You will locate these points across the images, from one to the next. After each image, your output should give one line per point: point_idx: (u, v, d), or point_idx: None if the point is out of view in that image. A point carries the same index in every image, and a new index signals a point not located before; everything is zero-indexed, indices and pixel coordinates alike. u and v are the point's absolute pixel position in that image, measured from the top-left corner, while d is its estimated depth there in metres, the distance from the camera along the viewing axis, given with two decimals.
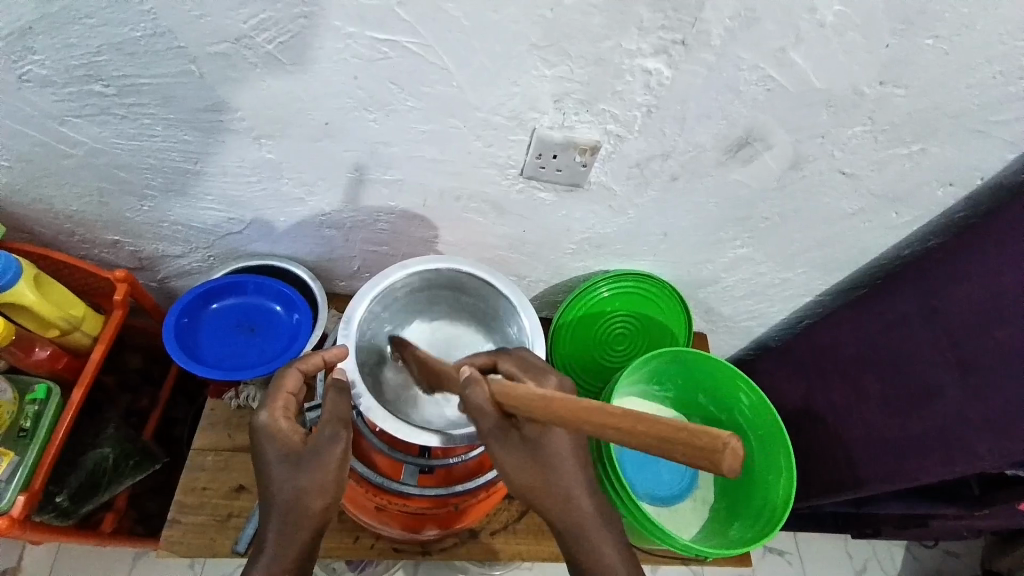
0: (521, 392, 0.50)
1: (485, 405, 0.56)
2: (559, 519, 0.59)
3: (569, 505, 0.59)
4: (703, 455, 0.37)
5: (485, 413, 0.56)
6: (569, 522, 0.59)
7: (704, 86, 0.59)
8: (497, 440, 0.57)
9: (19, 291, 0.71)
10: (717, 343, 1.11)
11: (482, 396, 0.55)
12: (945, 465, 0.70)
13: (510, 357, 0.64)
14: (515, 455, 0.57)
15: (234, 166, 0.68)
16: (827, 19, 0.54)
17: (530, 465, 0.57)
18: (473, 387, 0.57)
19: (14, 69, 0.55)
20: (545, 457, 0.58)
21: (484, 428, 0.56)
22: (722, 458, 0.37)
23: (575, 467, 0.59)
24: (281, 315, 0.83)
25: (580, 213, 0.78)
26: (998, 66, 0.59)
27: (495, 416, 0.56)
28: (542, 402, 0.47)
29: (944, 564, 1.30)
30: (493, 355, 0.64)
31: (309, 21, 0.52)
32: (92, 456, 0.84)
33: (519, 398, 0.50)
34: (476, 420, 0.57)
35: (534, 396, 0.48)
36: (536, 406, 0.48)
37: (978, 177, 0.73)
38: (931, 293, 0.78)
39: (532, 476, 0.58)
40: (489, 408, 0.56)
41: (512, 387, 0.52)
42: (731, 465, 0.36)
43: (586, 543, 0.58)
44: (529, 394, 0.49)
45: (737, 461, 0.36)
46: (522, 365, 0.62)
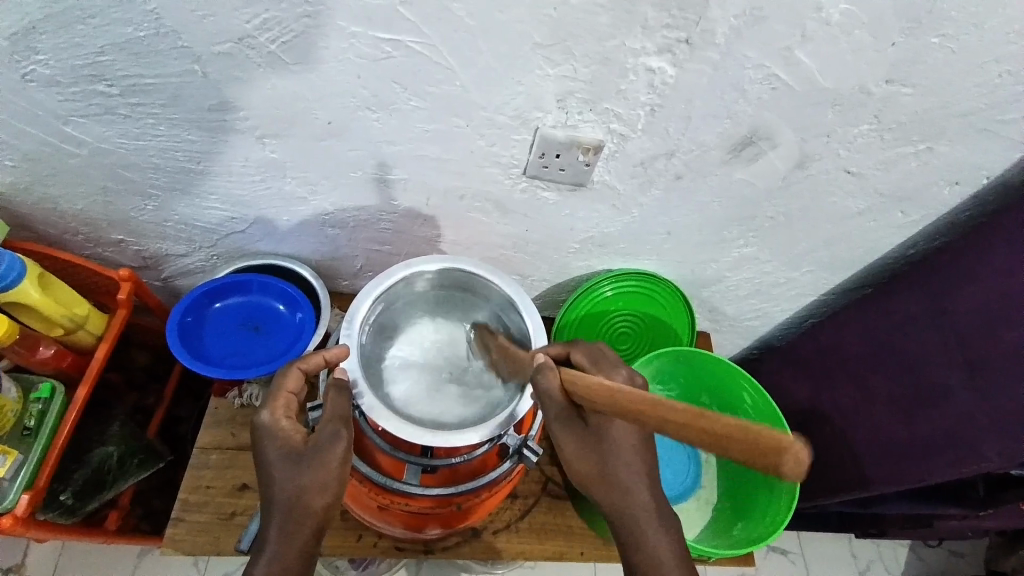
0: (584, 380, 0.51)
1: (552, 390, 0.57)
2: (613, 510, 0.59)
3: (626, 498, 0.59)
4: (761, 455, 0.33)
5: (552, 398, 0.57)
6: (624, 515, 0.59)
7: (709, 85, 0.59)
8: (560, 423, 0.58)
9: (24, 289, 0.71)
10: (721, 342, 1.11)
11: (549, 382, 0.57)
12: (953, 467, 0.70)
13: (583, 348, 0.64)
14: (576, 441, 0.59)
15: (238, 166, 0.68)
16: (834, 17, 0.53)
17: (589, 454, 0.59)
18: (545, 374, 0.58)
19: (19, 68, 0.55)
20: (605, 448, 0.59)
21: (551, 413, 0.58)
22: (781, 462, 0.32)
23: (635, 460, 0.59)
24: (285, 314, 0.83)
25: (584, 212, 0.77)
26: (1005, 66, 0.59)
27: (561, 402, 0.58)
28: (603, 390, 0.47)
29: (949, 564, 1.30)
30: (566, 346, 0.65)
31: (313, 20, 0.52)
32: (98, 453, 0.85)
33: (583, 385, 0.51)
34: (543, 404, 0.58)
35: (598, 386, 0.48)
36: (597, 395, 0.48)
37: (985, 176, 0.73)
38: (937, 293, 0.78)
39: (590, 464, 0.59)
40: (556, 394, 0.57)
41: (577, 374, 0.53)
42: (792, 471, 0.32)
43: (636, 538, 0.58)
44: (591, 382, 0.50)
45: (797, 464, 0.32)
46: (594, 357, 0.63)
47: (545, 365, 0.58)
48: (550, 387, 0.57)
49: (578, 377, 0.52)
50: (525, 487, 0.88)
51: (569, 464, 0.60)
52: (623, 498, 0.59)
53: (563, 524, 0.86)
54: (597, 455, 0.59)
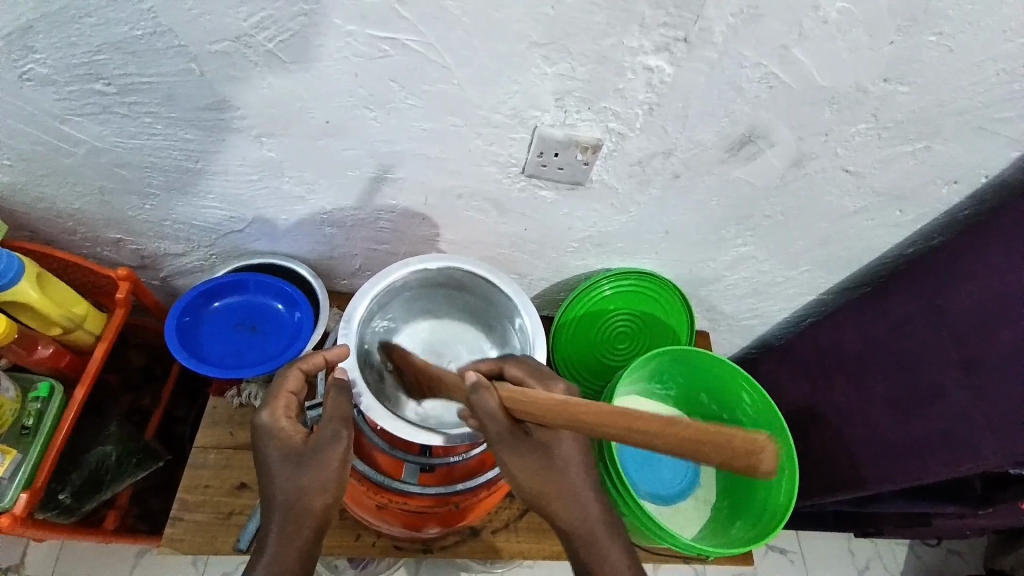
0: (532, 399, 0.50)
1: (494, 410, 0.55)
2: (568, 521, 0.59)
3: (576, 508, 0.59)
4: (740, 457, 0.37)
5: (494, 419, 0.55)
6: (577, 525, 0.59)
7: (706, 83, 0.59)
8: (507, 445, 0.57)
9: (21, 289, 0.71)
10: (719, 341, 1.11)
11: (490, 402, 0.55)
12: (948, 465, 0.70)
13: (516, 363, 0.65)
14: (525, 460, 0.58)
15: (236, 165, 0.69)
16: (831, 16, 0.53)
17: (539, 469, 0.58)
18: (482, 393, 0.56)
19: (15, 67, 0.55)
20: (553, 461, 0.59)
21: (494, 433, 0.56)
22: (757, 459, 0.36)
23: (581, 469, 0.60)
24: (283, 313, 0.83)
25: (582, 211, 0.77)
26: (1002, 65, 0.59)
27: (505, 422, 0.56)
28: (559, 407, 0.47)
29: (948, 563, 1.30)
30: (498, 361, 0.67)
31: (309, 19, 0.51)
32: (95, 453, 0.85)
33: (531, 403, 0.50)
34: (484, 426, 0.56)
35: (547, 403, 0.49)
36: (549, 411, 0.48)
37: (982, 175, 0.73)
38: (933, 292, 0.78)
39: (540, 480, 0.58)
40: (498, 413, 0.55)
41: (523, 393, 0.52)
42: (768, 470, 0.36)
43: (592, 544, 0.59)
44: (540, 400, 0.50)
45: (774, 463, 0.36)
46: (530, 371, 0.63)
47: (481, 384, 0.56)
48: (491, 407, 0.55)
49: (524, 396, 0.51)
50: None
51: (517, 484, 0.59)
52: (575, 508, 0.59)
53: None
54: (547, 469, 0.59)
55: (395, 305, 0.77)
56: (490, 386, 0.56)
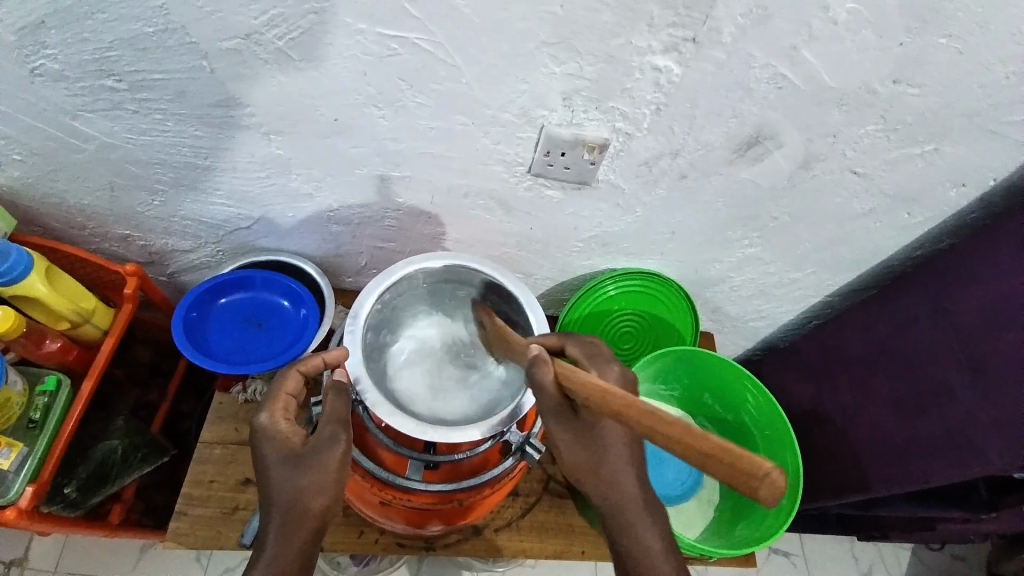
0: (580, 378, 0.49)
1: (547, 385, 0.55)
2: (604, 504, 0.59)
3: (616, 492, 0.59)
4: (743, 480, 0.36)
5: (546, 393, 0.55)
6: (615, 511, 0.59)
7: (714, 84, 0.59)
8: (555, 418, 0.57)
9: (30, 283, 0.72)
10: (724, 342, 1.11)
11: (546, 376, 0.54)
12: (953, 469, 0.70)
13: (578, 342, 0.63)
14: (569, 437, 0.58)
15: (244, 162, 0.69)
16: (840, 16, 0.53)
17: (582, 448, 0.58)
18: (540, 367, 0.55)
19: (27, 63, 0.56)
20: (598, 443, 0.58)
21: (544, 406, 0.56)
22: (756, 489, 0.36)
23: (626, 454, 0.59)
24: (289, 310, 0.84)
25: (588, 211, 0.78)
26: (1012, 67, 0.59)
27: (557, 398, 0.55)
28: (599, 391, 0.46)
29: (952, 568, 1.30)
30: (561, 337, 0.63)
31: (319, 17, 0.52)
32: (102, 448, 0.86)
33: (578, 384, 0.49)
34: (537, 397, 0.56)
35: (590, 387, 0.47)
36: (591, 395, 0.47)
37: (991, 178, 0.72)
38: (942, 293, 0.77)
39: (582, 459, 0.58)
40: (551, 388, 0.55)
41: (575, 370, 0.51)
42: (767, 497, 0.36)
43: (628, 532, 0.58)
44: (588, 382, 0.48)
45: (775, 493, 0.36)
46: (588, 352, 0.62)
47: (540, 357, 0.56)
48: (546, 382, 0.54)
49: (574, 373, 0.50)
50: (526, 485, 0.88)
51: (560, 458, 0.59)
52: (614, 493, 0.59)
53: (564, 523, 0.87)
54: (591, 450, 0.58)
55: (423, 301, 0.79)
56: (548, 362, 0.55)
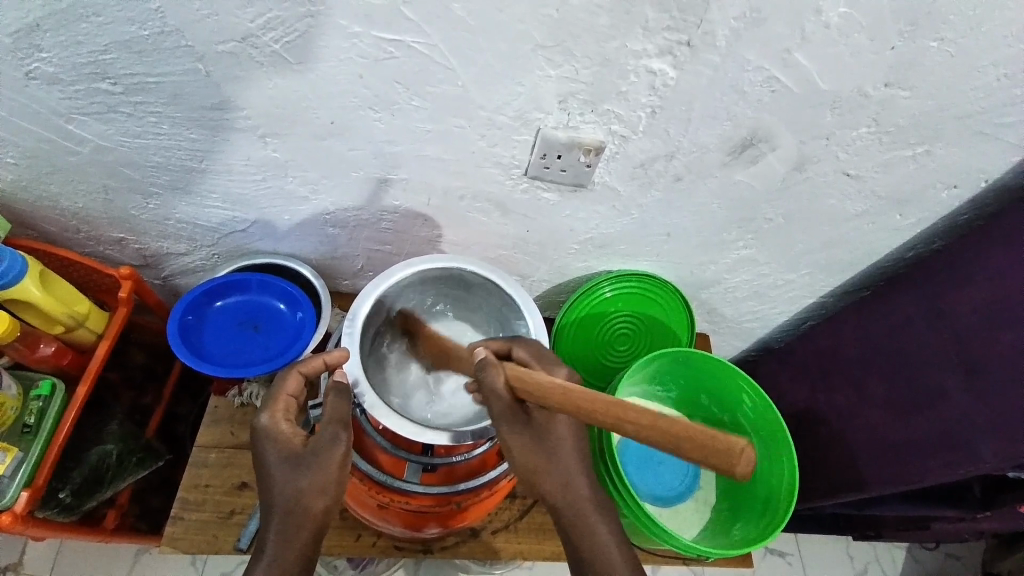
0: (537, 380, 0.53)
1: (499, 388, 0.57)
2: (559, 502, 0.61)
3: (568, 489, 0.61)
4: (723, 457, 0.43)
5: (497, 396, 0.57)
6: (569, 507, 0.61)
7: (708, 87, 0.60)
8: (506, 422, 0.58)
9: (24, 287, 0.71)
10: (719, 344, 1.12)
11: (495, 379, 0.57)
12: (948, 468, 0.70)
13: (524, 344, 0.65)
14: (526, 443, 0.59)
15: (240, 164, 0.69)
16: (832, 20, 0.54)
17: (534, 449, 0.60)
18: (489, 370, 0.58)
19: (21, 65, 0.55)
20: (549, 442, 0.61)
21: (495, 410, 0.58)
22: (737, 463, 0.43)
23: (576, 454, 0.61)
24: (285, 313, 0.84)
25: (583, 213, 0.78)
26: (1003, 69, 0.59)
27: (506, 401, 0.57)
28: (558, 391, 0.50)
29: (947, 568, 1.30)
30: (508, 341, 0.65)
31: (315, 20, 0.52)
32: (96, 452, 0.85)
33: (534, 384, 0.53)
34: (488, 402, 0.58)
35: (548, 385, 0.51)
36: (550, 393, 0.51)
37: (982, 180, 0.73)
38: (936, 294, 0.78)
39: (536, 460, 0.60)
40: (502, 390, 0.57)
41: (528, 372, 0.54)
42: (744, 471, 0.43)
43: (584, 532, 0.60)
44: (546, 382, 0.52)
45: (749, 466, 0.43)
46: (536, 355, 0.64)
47: (487, 361, 0.58)
48: (495, 384, 0.57)
49: (528, 375, 0.54)
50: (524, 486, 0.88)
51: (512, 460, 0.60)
52: (566, 491, 0.61)
53: None
54: (543, 451, 0.60)
55: (423, 301, 0.79)
56: (497, 363, 0.57)
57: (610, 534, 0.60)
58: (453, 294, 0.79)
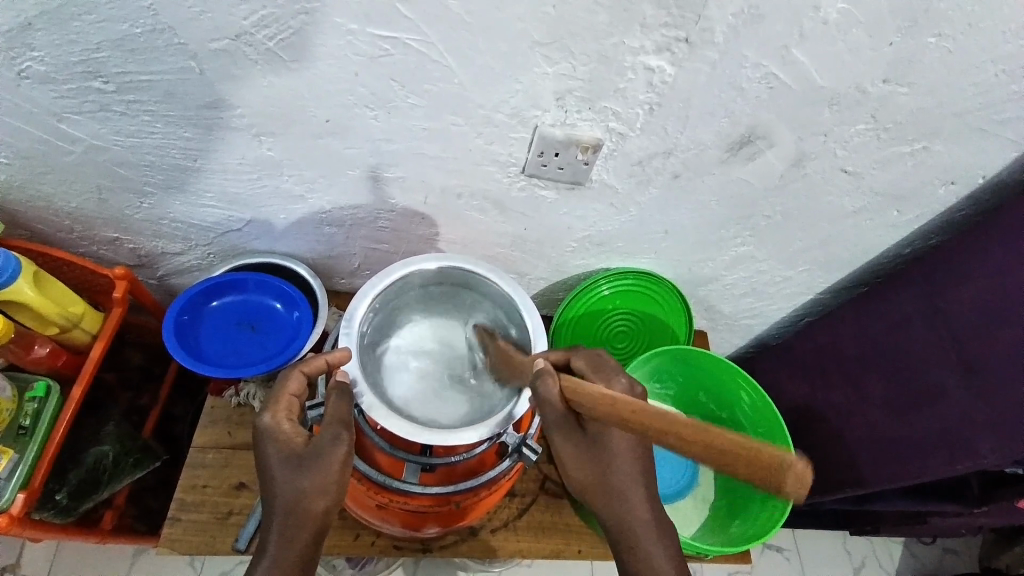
0: (585, 392, 0.51)
1: (552, 398, 0.57)
2: (610, 516, 0.59)
3: (622, 505, 0.59)
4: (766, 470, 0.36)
5: (550, 406, 0.57)
6: (623, 524, 0.59)
7: (706, 84, 0.59)
8: (560, 430, 0.58)
9: (18, 288, 0.71)
10: (717, 341, 1.11)
11: (548, 389, 0.56)
12: (947, 465, 0.70)
13: (583, 354, 0.63)
14: (578, 453, 0.59)
15: (235, 163, 0.68)
16: (831, 16, 0.53)
17: (590, 462, 0.59)
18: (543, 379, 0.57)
19: (13, 65, 0.55)
20: (605, 456, 0.59)
21: (549, 418, 0.58)
22: (783, 479, 0.35)
23: (633, 470, 0.59)
24: (282, 312, 0.83)
25: (581, 210, 0.77)
26: (1001, 66, 0.59)
27: (562, 411, 0.57)
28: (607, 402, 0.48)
29: (944, 562, 1.31)
30: (566, 351, 0.64)
31: (310, 17, 0.51)
32: (93, 453, 0.85)
33: (583, 395, 0.51)
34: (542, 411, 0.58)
35: (597, 396, 0.49)
36: (599, 404, 0.49)
37: (981, 176, 0.73)
38: (933, 291, 0.78)
39: (589, 473, 0.59)
40: (554, 399, 0.57)
41: (579, 384, 0.53)
42: (794, 489, 0.34)
43: (632, 550, 0.58)
44: (595, 394, 0.50)
45: (801, 483, 0.34)
46: (593, 364, 0.62)
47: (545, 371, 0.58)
48: (549, 394, 0.57)
49: (580, 387, 0.52)
50: (523, 485, 0.88)
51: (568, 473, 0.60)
52: (621, 508, 0.59)
53: (560, 522, 0.87)
54: (596, 463, 0.59)
55: (421, 300, 0.79)
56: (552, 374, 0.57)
57: (664, 553, 0.58)
58: (451, 292, 0.79)
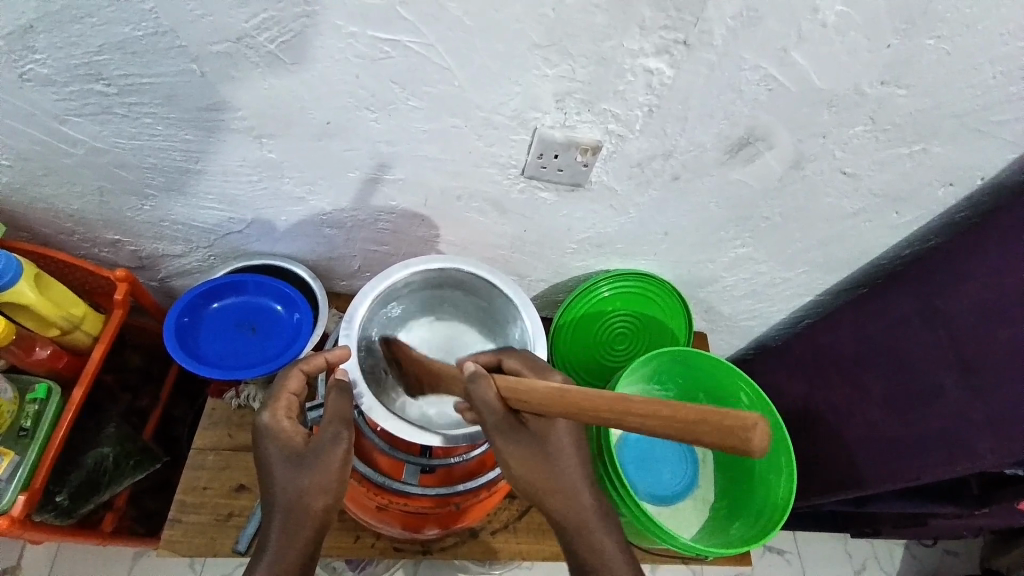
0: (526, 389, 0.54)
1: (491, 400, 0.58)
2: (558, 510, 0.59)
3: (570, 497, 0.59)
4: (735, 432, 0.41)
5: (490, 408, 0.59)
6: (572, 517, 0.59)
7: (705, 85, 0.59)
8: (499, 432, 0.59)
9: (19, 290, 0.71)
10: (717, 343, 1.12)
11: (483, 390, 0.58)
12: (945, 465, 0.70)
13: (513, 355, 0.66)
14: (520, 451, 0.59)
15: (235, 166, 0.68)
16: (829, 19, 0.54)
17: (534, 459, 0.59)
18: (478, 382, 0.59)
19: (15, 67, 0.55)
20: (548, 451, 0.60)
21: (488, 420, 0.59)
22: (750, 435, 0.40)
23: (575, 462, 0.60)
24: (282, 314, 0.83)
25: (581, 212, 0.78)
26: (998, 67, 0.59)
27: (500, 412, 0.59)
28: (556, 396, 0.51)
29: (944, 563, 1.31)
30: (497, 353, 0.67)
31: (310, 20, 0.52)
32: (93, 455, 0.84)
33: (525, 395, 0.54)
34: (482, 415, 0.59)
35: (544, 391, 0.52)
36: (550, 401, 0.51)
37: (978, 177, 0.73)
38: (933, 292, 0.78)
39: (535, 471, 0.59)
40: (493, 402, 0.58)
41: (517, 384, 0.56)
42: (759, 442, 0.40)
43: (585, 541, 0.58)
44: (538, 388, 0.53)
45: (765, 436, 0.40)
46: (527, 364, 0.64)
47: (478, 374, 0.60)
48: (486, 396, 0.58)
49: (518, 385, 0.55)
50: None
51: (514, 474, 0.60)
52: (567, 502, 0.59)
53: None
54: (541, 459, 0.59)
55: (420, 301, 0.79)
56: (487, 376, 0.59)
57: (615, 543, 0.58)
58: (451, 294, 0.79)
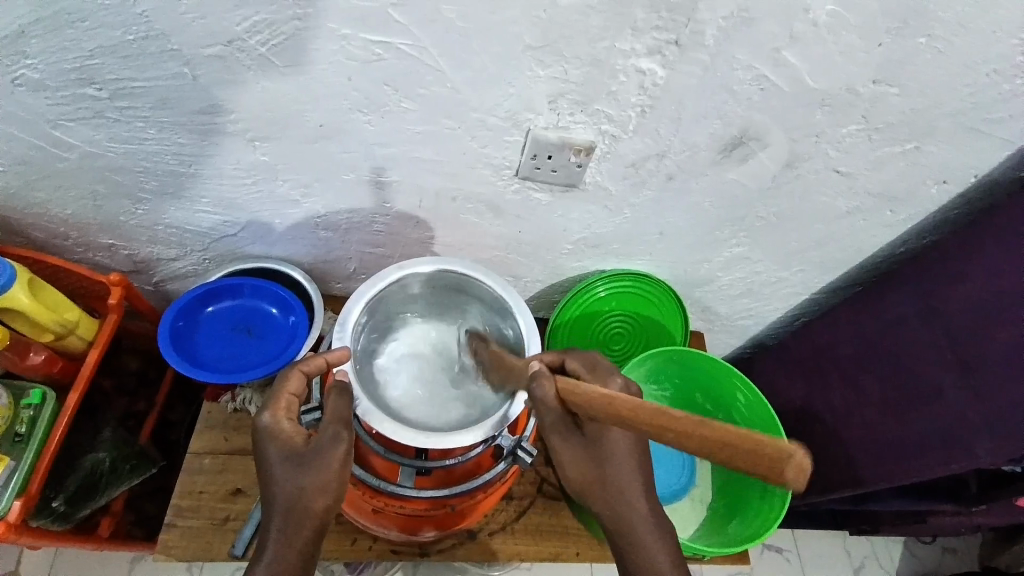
0: (579, 391, 0.52)
1: (550, 399, 0.58)
2: (611, 515, 0.59)
3: (621, 503, 0.58)
4: (767, 462, 0.35)
5: (548, 408, 0.58)
6: (620, 524, 0.58)
7: (698, 86, 0.59)
8: (557, 432, 0.59)
9: (13, 295, 0.70)
10: (714, 342, 1.11)
11: (545, 390, 0.57)
12: (943, 464, 0.70)
13: (578, 356, 0.63)
14: (576, 454, 0.59)
15: (230, 169, 0.68)
16: (822, 18, 0.54)
17: (590, 462, 0.59)
18: (539, 382, 0.58)
19: (7, 72, 0.55)
20: (604, 455, 0.58)
21: (547, 420, 0.59)
22: (783, 469, 0.34)
23: (630, 467, 0.59)
24: (278, 318, 0.84)
25: (576, 213, 0.77)
26: (992, 65, 0.59)
27: (558, 413, 0.58)
28: (602, 399, 0.47)
29: (944, 561, 1.31)
30: (561, 353, 0.64)
31: (303, 23, 0.51)
32: (89, 459, 0.86)
33: (578, 397, 0.52)
34: (539, 413, 0.59)
35: (595, 395, 0.49)
36: (597, 404, 0.48)
37: (973, 175, 0.73)
38: (930, 290, 0.78)
39: (590, 472, 0.59)
40: (551, 401, 0.58)
41: (574, 385, 0.54)
42: (795, 477, 0.34)
43: (635, 548, 0.58)
44: (590, 391, 0.50)
45: (801, 471, 0.34)
46: (588, 364, 0.62)
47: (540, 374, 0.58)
48: (546, 395, 0.58)
49: (576, 387, 0.53)
50: (520, 488, 0.88)
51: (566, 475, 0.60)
52: (620, 508, 0.58)
53: (557, 524, 0.87)
54: (595, 462, 0.58)
55: (417, 304, 0.79)
56: (547, 377, 0.58)
57: (663, 553, 0.57)
58: (448, 296, 0.79)
